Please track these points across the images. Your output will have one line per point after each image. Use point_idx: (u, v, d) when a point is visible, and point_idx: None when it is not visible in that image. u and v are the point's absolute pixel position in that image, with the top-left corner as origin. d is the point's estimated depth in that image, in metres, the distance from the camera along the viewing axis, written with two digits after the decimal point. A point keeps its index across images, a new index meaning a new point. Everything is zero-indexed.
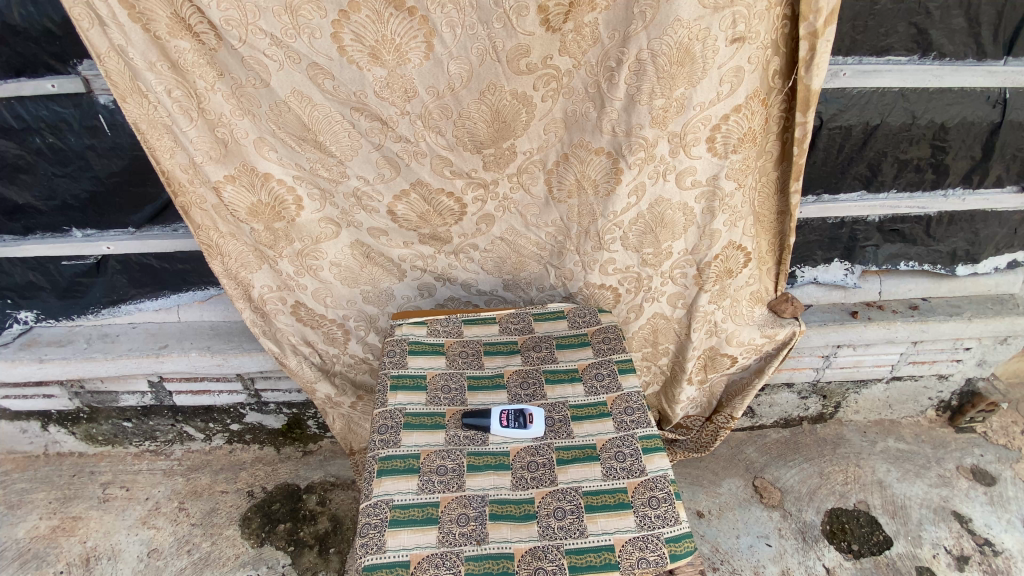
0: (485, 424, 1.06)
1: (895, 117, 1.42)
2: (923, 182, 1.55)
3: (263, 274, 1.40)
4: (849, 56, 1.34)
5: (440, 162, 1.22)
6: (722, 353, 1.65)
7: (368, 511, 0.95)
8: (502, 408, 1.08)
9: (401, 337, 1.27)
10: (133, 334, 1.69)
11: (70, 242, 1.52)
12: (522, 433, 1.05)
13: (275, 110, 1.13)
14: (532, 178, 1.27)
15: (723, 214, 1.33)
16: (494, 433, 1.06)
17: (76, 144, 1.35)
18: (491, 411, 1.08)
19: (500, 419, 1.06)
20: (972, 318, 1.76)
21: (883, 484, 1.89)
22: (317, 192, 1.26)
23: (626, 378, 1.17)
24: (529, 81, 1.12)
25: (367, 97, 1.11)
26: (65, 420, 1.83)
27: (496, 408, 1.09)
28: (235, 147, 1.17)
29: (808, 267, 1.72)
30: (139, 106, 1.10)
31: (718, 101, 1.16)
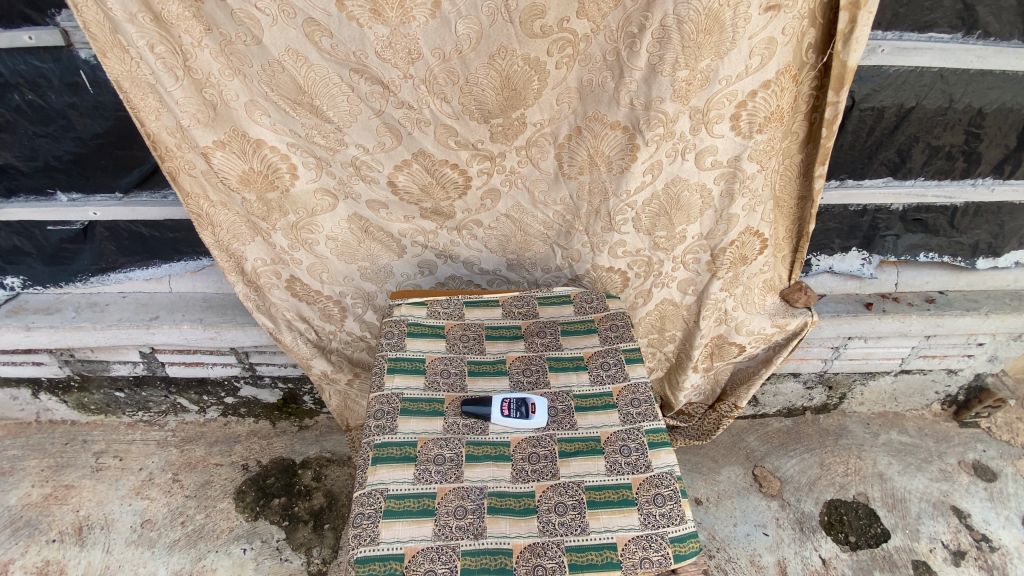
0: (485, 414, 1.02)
1: (931, 100, 1.33)
2: (953, 171, 1.47)
3: (256, 247, 1.33)
4: (889, 31, 1.24)
5: (445, 131, 1.14)
6: (730, 342, 1.61)
7: (362, 500, 0.91)
8: (503, 397, 1.04)
9: (400, 318, 1.21)
10: (123, 304, 1.63)
11: (55, 207, 1.44)
12: (523, 423, 1.01)
13: (268, 70, 1.04)
14: (541, 152, 1.19)
15: (742, 198, 1.26)
16: (494, 424, 1.02)
17: (57, 103, 1.27)
18: (491, 400, 1.04)
19: (501, 408, 1.02)
20: (989, 314, 1.71)
21: (883, 477, 1.87)
22: (313, 161, 1.18)
23: (633, 368, 1.13)
24: (543, 45, 1.03)
25: (367, 58, 1.03)
26: (57, 388, 1.80)
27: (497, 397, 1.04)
28: (225, 110, 1.09)
29: (824, 255, 1.65)
30: (120, 62, 1.02)
31: (746, 76, 1.07)
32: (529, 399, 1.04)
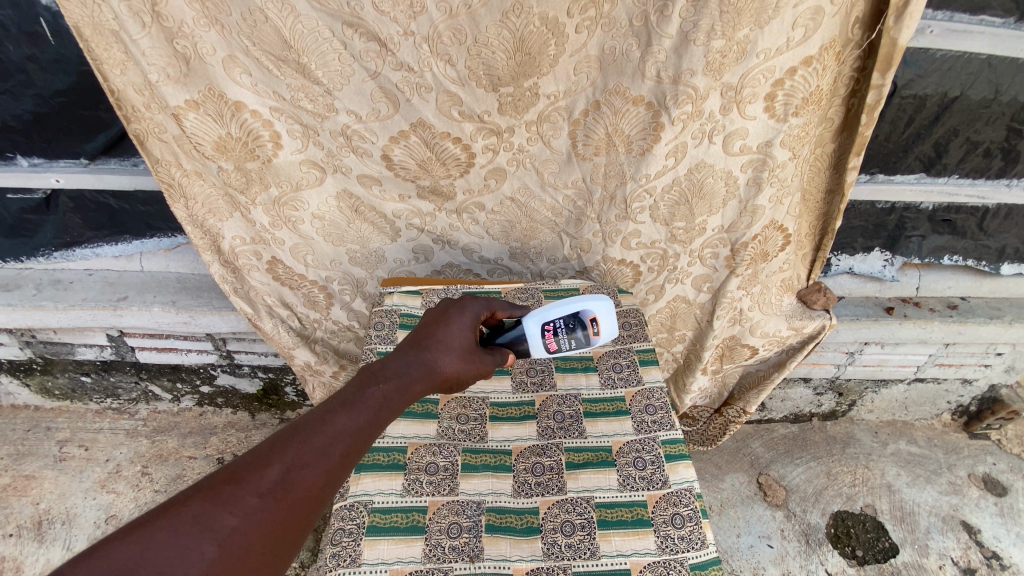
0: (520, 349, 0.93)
1: (976, 90, 1.22)
2: (989, 169, 1.37)
3: (234, 224, 1.21)
4: (940, 11, 1.12)
5: (448, 99, 1.02)
6: (743, 343, 1.51)
7: (342, 514, 0.80)
8: (546, 323, 0.91)
9: (391, 307, 1.10)
10: (89, 282, 1.51)
11: (14, 172, 1.31)
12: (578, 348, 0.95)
13: (249, 20, 0.90)
14: (554, 128, 1.07)
15: (770, 188, 1.15)
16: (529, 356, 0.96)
17: (13, 54, 1.12)
18: (529, 328, 0.91)
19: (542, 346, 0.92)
20: (1013, 322, 1.63)
21: (891, 488, 1.78)
22: (298, 128, 1.06)
23: (648, 371, 1.02)
24: (564, 3, 0.90)
25: (362, 9, 0.89)
26: (18, 371, 1.67)
27: (535, 327, 0.92)
28: (199, 65, 0.96)
29: (845, 255, 1.56)
30: (80, 5, 0.89)
31: (786, 50, 0.96)
32: (588, 314, 0.92)
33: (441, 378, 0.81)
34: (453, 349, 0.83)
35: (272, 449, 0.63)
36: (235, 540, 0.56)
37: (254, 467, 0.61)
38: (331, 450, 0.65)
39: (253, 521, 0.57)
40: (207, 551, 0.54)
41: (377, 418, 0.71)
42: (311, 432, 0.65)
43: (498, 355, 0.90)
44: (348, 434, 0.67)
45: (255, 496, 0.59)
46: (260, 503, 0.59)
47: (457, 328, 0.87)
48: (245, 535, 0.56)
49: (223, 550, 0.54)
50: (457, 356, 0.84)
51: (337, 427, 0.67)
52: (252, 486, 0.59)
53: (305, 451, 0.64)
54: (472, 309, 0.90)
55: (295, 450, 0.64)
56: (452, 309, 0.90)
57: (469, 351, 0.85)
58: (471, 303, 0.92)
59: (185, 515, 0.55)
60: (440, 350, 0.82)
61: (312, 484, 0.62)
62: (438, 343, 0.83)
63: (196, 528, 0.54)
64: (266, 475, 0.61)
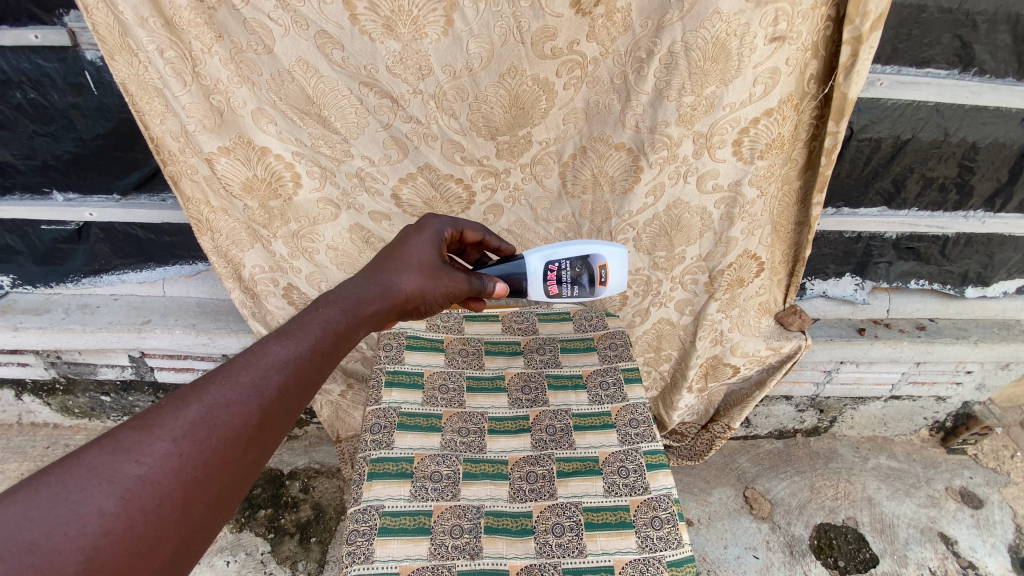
0: (523, 279, 0.99)
1: (926, 133, 1.35)
2: (946, 202, 1.50)
3: (255, 254, 1.33)
4: (889, 65, 1.25)
5: (452, 146, 1.16)
6: (725, 362, 1.60)
7: (357, 516, 0.89)
8: (550, 263, 0.98)
9: (399, 330, 1.20)
10: (114, 307, 1.62)
11: (50, 206, 1.42)
12: (579, 296, 1.01)
13: (277, 79, 1.03)
14: (546, 169, 1.22)
15: (741, 222, 1.27)
16: (528, 295, 1.02)
17: (59, 102, 1.25)
18: (540, 253, 0.98)
19: (545, 277, 0.99)
20: (978, 342, 1.74)
21: (872, 501, 1.85)
22: (317, 170, 1.18)
23: (632, 388, 1.12)
24: (552, 66, 1.04)
25: (378, 72, 1.03)
26: (41, 390, 1.76)
27: (546, 254, 0.98)
28: (231, 116, 1.08)
29: (818, 280, 1.69)
30: (128, 66, 1.00)
31: (749, 103, 1.07)
32: (600, 258, 0.99)
33: (398, 297, 0.83)
34: (418, 269, 0.86)
35: (188, 389, 0.58)
36: (145, 491, 0.51)
37: (166, 410, 0.56)
38: (259, 385, 0.62)
39: (166, 466, 0.53)
40: (105, 505, 0.49)
41: (315, 347, 0.68)
42: (235, 368, 0.62)
43: (477, 278, 0.92)
44: (279, 366, 0.64)
45: (168, 441, 0.54)
46: (173, 449, 0.54)
47: (416, 248, 0.90)
48: (155, 485, 0.52)
49: (127, 502, 0.50)
50: (414, 276, 0.85)
51: (267, 359, 0.64)
52: (164, 431, 0.55)
53: (228, 388, 0.60)
54: (434, 227, 0.95)
55: (214, 389, 0.59)
56: (413, 229, 0.95)
57: (435, 269, 0.88)
58: (431, 222, 0.96)
59: (82, 469, 0.50)
60: (403, 274, 0.84)
61: (238, 421, 0.58)
62: (394, 264, 0.86)
63: (96, 481, 0.50)
64: (180, 417, 0.56)
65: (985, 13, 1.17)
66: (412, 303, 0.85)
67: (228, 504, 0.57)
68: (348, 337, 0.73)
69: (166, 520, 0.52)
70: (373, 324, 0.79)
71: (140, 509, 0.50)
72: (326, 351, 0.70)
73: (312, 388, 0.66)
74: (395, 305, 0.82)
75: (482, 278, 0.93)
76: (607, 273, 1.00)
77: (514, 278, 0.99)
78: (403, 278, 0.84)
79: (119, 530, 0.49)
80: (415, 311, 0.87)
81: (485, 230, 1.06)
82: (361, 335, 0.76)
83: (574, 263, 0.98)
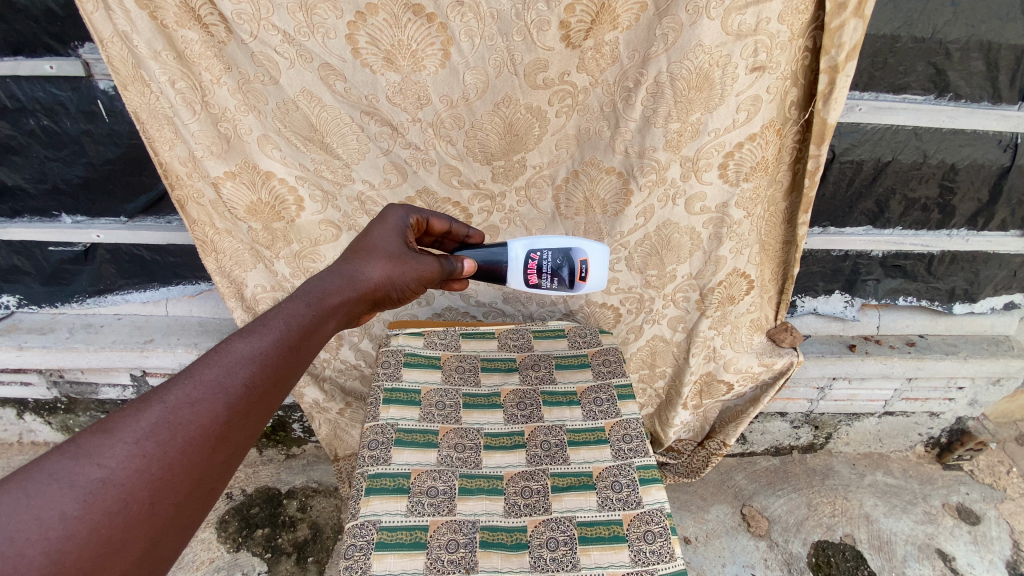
0: (505, 266, 1.03)
1: (906, 155, 1.40)
2: (929, 221, 1.54)
3: (257, 274, 1.37)
4: (866, 92, 1.30)
5: (449, 171, 1.21)
6: (719, 379, 1.62)
7: (354, 532, 0.91)
8: (531, 253, 1.02)
9: (397, 347, 1.23)
10: (118, 326, 1.65)
11: (59, 228, 1.46)
12: (559, 289, 1.05)
13: (282, 108, 1.08)
14: (539, 192, 1.27)
15: (729, 241, 1.31)
16: (509, 283, 1.05)
17: (71, 129, 1.29)
18: (523, 241, 1.03)
19: (526, 265, 1.02)
20: (968, 358, 1.77)
21: (869, 518, 1.84)
22: (319, 194, 1.23)
23: (625, 404, 1.15)
24: (545, 96, 1.10)
25: (378, 101, 1.09)
26: (42, 410, 1.78)
27: (529, 243, 1.03)
28: (238, 143, 1.13)
29: (808, 297, 1.73)
30: (140, 95, 1.05)
31: (733, 128, 1.12)
32: (581, 253, 1.03)
33: (368, 286, 0.83)
34: (384, 259, 0.86)
35: (149, 390, 0.57)
36: (108, 493, 0.51)
37: (127, 411, 0.55)
38: (225, 382, 0.61)
39: (130, 468, 0.52)
40: (68, 509, 0.49)
41: (284, 341, 0.68)
42: (198, 366, 0.60)
43: (447, 259, 0.95)
44: (245, 361, 0.63)
45: (130, 443, 0.53)
46: (135, 450, 0.53)
47: (384, 238, 0.91)
48: (119, 488, 0.52)
49: (90, 506, 0.50)
50: (383, 265, 0.85)
51: (231, 354, 0.63)
52: (125, 433, 0.54)
53: (193, 385, 0.59)
54: (396, 217, 0.97)
55: (177, 388, 0.58)
56: (379, 221, 0.95)
57: (403, 258, 0.88)
58: (396, 212, 0.97)
59: (41, 475, 0.49)
60: (369, 265, 0.84)
61: (204, 419, 0.58)
62: (361, 254, 0.86)
63: (57, 485, 0.49)
64: (141, 419, 0.55)
65: (957, 43, 1.22)
66: (383, 292, 0.85)
67: (201, 502, 0.57)
68: (317, 330, 0.73)
69: (134, 522, 0.52)
70: (343, 315, 0.79)
71: (103, 513, 0.50)
72: (296, 345, 0.69)
73: (281, 382, 0.66)
74: (365, 294, 0.82)
75: (452, 260, 0.97)
76: (587, 269, 1.03)
77: (496, 264, 1.03)
78: (370, 268, 0.84)
79: (84, 533, 0.49)
80: (387, 299, 0.88)
81: (452, 220, 1.08)
82: (330, 326, 0.76)
83: (555, 255, 1.02)
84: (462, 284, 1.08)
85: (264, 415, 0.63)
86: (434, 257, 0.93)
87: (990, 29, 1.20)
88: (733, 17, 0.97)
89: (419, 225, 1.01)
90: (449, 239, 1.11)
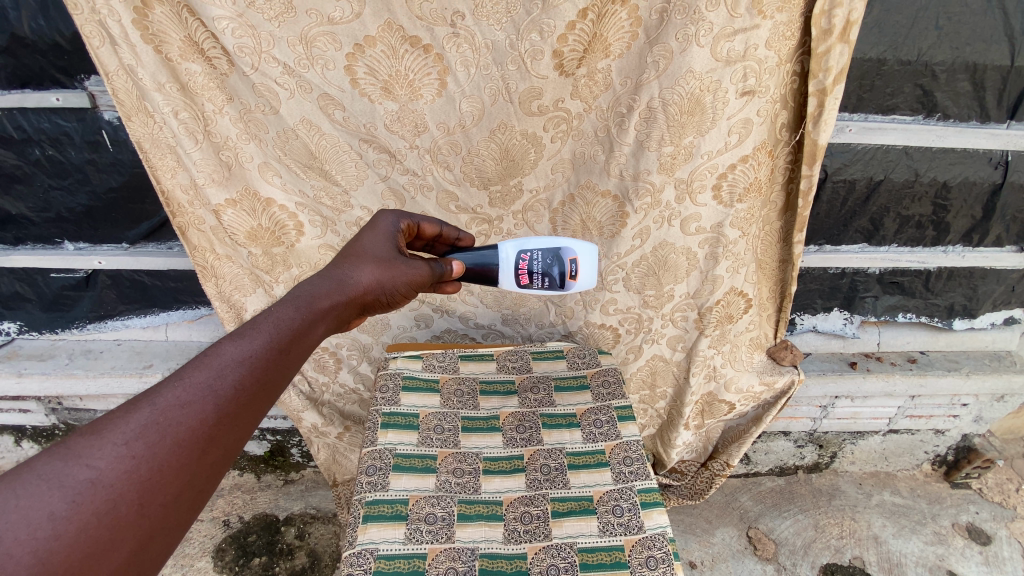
0: (495, 268, 1.03)
1: (897, 174, 1.42)
2: (924, 238, 1.55)
3: (257, 298, 1.38)
4: (856, 113, 1.33)
5: (447, 196, 1.24)
6: (720, 399, 1.61)
7: (351, 561, 0.90)
8: (521, 252, 1.02)
9: (395, 370, 1.23)
10: (117, 351, 1.66)
11: (61, 255, 1.47)
12: (550, 290, 1.05)
13: (282, 137, 1.10)
14: (536, 216, 1.29)
15: (726, 260, 1.31)
16: (501, 285, 1.05)
17: (76, 158, 1.32)
18: (513, 243, 1.03)
19: (517, 267, 1.02)
20: (970, 374, 1.76)
21: (878, 540, 1.80)
22: (319, 219, 1.25)
23: (625, 426, 1.14)
24: (540, 122, 1.12)
25: (376, 129, 1.11)
26: (39, 436, 1.79)
27: (519, 244, 1.03)
28: (239, 170, 1.15)
29: (807, 314, 1.74)
30: (144, 126, 1.07)
31: (725, 151, 1.14)
32: (570, 253, 1.04)
33: (356, 291, 0.83)
34: (375, 266, 0.86)
35: (139, 392, 0.57)
36: (97, 494, 0.51)
37: (116, 413, 0.55)
38: (215, 384, 0.61)
39: (119, 469, 0.52)
40: (57, 509, 0.49)
41: (273, 344, 0.68)
42: (187, 369, 0.61)
43: (436, 262, 0.95)
44: (234, 363, 0.63)
45: (119, 444, 0.53)
46: (125, 452, 0.53)
47: (373, 244, 0.92)
48: (107, 489, 0.51)
49: (79, 507, 0.50)
50: (372, 269, 0.85)
51: (221, 357, 0.63)
52: (114, 434, 0.54)
53: (183, 387, 0.59)
54: (386, 223, 0.98)
55: (167, 390, 0.58)
56: (368, 227, 0.96)
57: (394, 264, 0.88)
58: (385, 218, 0.99)
59: (31, 475, 0.49)
60: (360, 272, 0.84)
61: (193, 421, 0.58)
62: (351, 259, 0.86)
63: (47, 486, 0.49)
64: (131, 421, 0.55)
65: (943, 64, 1.24)
66: (372, 296, 0.85)
67: (188, 506, 0.57)
68: (307, 333, 0.72)
69: (121, 523, 0.52)
70: (333, 320, 0.79)
71: (91, 513, 0.50)
72: (285, 348, 0.69)
73: (270, 384, 0.65)
74: (354, 298, 0.82)
75: (441, 263, 0.96)
76: (577, 268, 1.04)
77: (487, 267, 1.03)
78: (361, 275, 0.84)
79: (72, 533, 0.49)
80: (376, 303, 0.87)
81: (443, 224, 1.08)
82: (321, 331, 0.76)
83: (546, 256, 1.03)
84: (454, 286, 1.08)
85: (254, 418, 0.63)
86: (423, 261, 0.94)
87: (975, 51, 1.22)
88: (722, 44, 0.99)
89: (410, 231, 1.02)
90: (440, 243, 1.11)
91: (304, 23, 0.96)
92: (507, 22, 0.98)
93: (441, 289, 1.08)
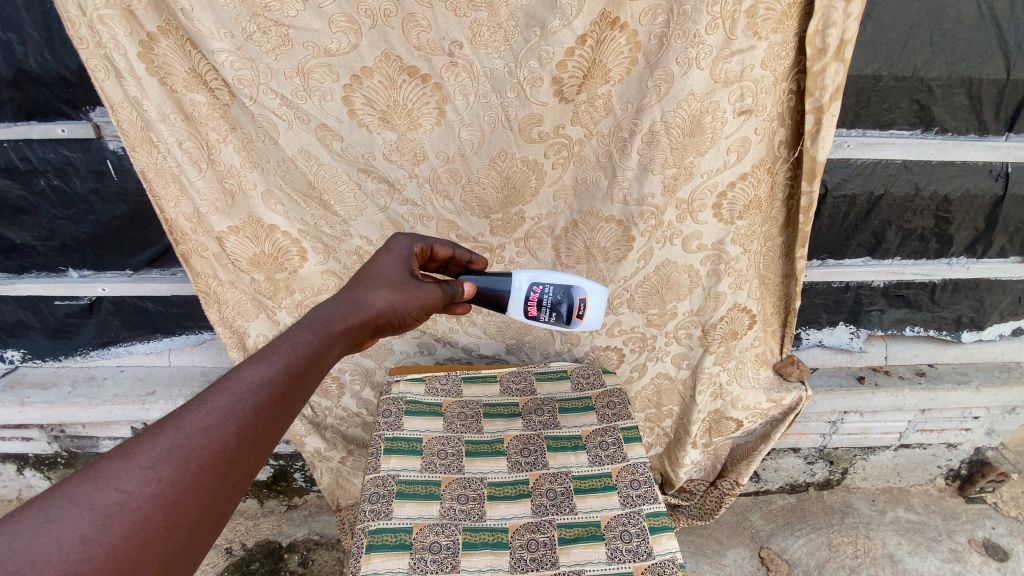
0: (506, 294, 1.04)
1: (898, 188, 1.42)
2: (927, 251, 1.54)
3: (259, 324, 1.39)
4: (853, 129, 1.33)
5: (447, 225, 1.24)
6: (727, 417, 1.59)
7: None
8: (534, 284, 1.02)
9: (398, 395, 1.22)
10: (121, 378, 1.66)
11: (65, 283, 1.48)
12: (557, 324, 1.05)
13: (283, 165, 1.12)
14: (538, 243, 1.29)
15: (728, 277, 1.30)
16: (508, 312, 1.05)
17: (80, 188, 1.33)
18: (526, 272, 1.03)
19: (527, 297, 1.02)
20: (980, 387, 1.73)
21: (893, 558, 1.76)
22: (321, 246, 1.26)
23: (632, 448, 1.12)
24: (540, 149, 1.13)
25: (375, 159, 1.13)
26: (42, 465, 1.78)
27: (533, 274, 1.03)
28: (243, 198, 1.16)
29: (812, 329, 1.73)
30: (148, 156, 1.09)
31: (724, 169, 1.14)
32: (581, 291, 1.03)
33: (370, 313, 0.82)
34: (386, 288, 0.86)
35: (165, 416, 0.57)
36: (125, 517, 0.50)
37: (143, 436, 0.55)
38: (236, 408, 0.60)
39: (146, 491, 0.52)
40: (87, 531, 0.49)
41: (291, 367, 0.67)
42: (210, 393, 0.60)
43: (448, 284, 0.96)
44: (254, 387, 0.62)
45: (146, 467, 0.53)
46: (151, 475, 0.53)
47: (385, 267, 0.92)
48: (136, 511, 0.51)
49: (110, 528, 0.49)
50: (384, 292, 0.85)
51: (242, 382, 0.62)
52: (141, 457, 0.54)
53: (205, 411, 0.59)
54: (400, 246, 0.97)
55: (191, 414, 0.58)
56: (383, 250, 0.96)
57: (404, 286, 0.88)
58: (400, 241, 0.99)
59: (62, 499, 0.49)
60: (371, 294, 0.84)
61: (216, 444, 0.57)
62: (364, 283, 0.86)
63: (77, 509, 0.49)
64: (157, 443, 0.55)
65: (938, 80, 1.25)
66: (384, 319, 0.85)
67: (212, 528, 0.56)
68: (324, 356, 0.72)
69: (149, 545, 0.51)
70: (346, 342, 0.78)
71: (120, 535, 0.50)
72: (302, 372, 0.68)
73: (289, 408, 0.65)
74: (368, 321, 0.81)
75: (453, 285, 0.98)
76: (585, 307, 1.04)
77: (496, 292, 1.04)
78: (372, 296, 0.83)
79: (102, 556, 0.48)
80: (387, 326, 0.87)
81: (456, 245, 1.08)
82: (335, 352, 0.75)
83: (557, 290, 1.02)
84: (464, 309, 1.08)
85: (272, 441, 0.63)
86: (435, 282, 0.94)
87: (970, 65, 1.23)
88: (720, 66, 1.00)
89: (423, 252, 1.02)
90: (453, 264, 1.11)
91: (301, 55, 0.98)
92: (506, 49, 1.00)
93: (450, 309, 1.07)
